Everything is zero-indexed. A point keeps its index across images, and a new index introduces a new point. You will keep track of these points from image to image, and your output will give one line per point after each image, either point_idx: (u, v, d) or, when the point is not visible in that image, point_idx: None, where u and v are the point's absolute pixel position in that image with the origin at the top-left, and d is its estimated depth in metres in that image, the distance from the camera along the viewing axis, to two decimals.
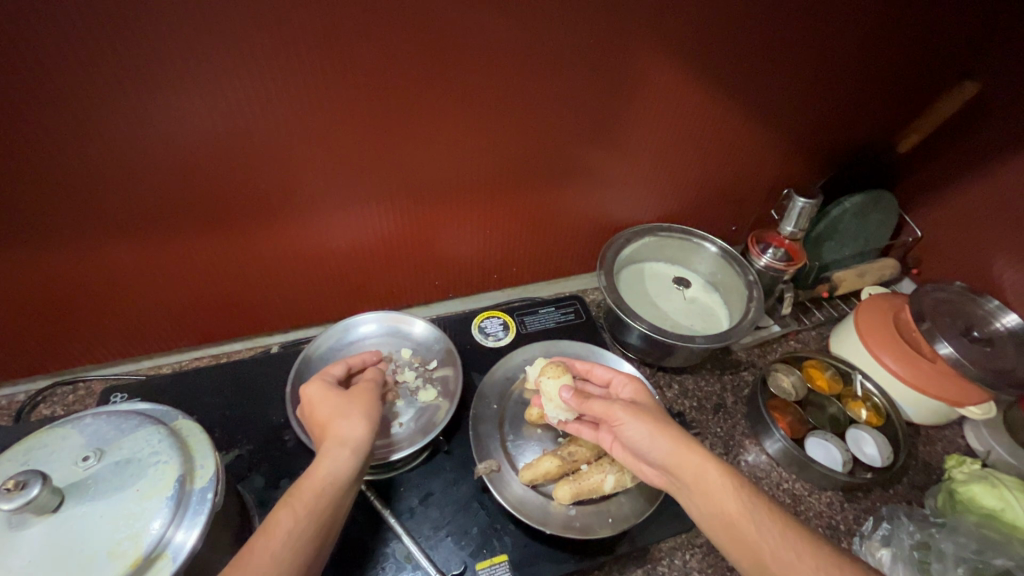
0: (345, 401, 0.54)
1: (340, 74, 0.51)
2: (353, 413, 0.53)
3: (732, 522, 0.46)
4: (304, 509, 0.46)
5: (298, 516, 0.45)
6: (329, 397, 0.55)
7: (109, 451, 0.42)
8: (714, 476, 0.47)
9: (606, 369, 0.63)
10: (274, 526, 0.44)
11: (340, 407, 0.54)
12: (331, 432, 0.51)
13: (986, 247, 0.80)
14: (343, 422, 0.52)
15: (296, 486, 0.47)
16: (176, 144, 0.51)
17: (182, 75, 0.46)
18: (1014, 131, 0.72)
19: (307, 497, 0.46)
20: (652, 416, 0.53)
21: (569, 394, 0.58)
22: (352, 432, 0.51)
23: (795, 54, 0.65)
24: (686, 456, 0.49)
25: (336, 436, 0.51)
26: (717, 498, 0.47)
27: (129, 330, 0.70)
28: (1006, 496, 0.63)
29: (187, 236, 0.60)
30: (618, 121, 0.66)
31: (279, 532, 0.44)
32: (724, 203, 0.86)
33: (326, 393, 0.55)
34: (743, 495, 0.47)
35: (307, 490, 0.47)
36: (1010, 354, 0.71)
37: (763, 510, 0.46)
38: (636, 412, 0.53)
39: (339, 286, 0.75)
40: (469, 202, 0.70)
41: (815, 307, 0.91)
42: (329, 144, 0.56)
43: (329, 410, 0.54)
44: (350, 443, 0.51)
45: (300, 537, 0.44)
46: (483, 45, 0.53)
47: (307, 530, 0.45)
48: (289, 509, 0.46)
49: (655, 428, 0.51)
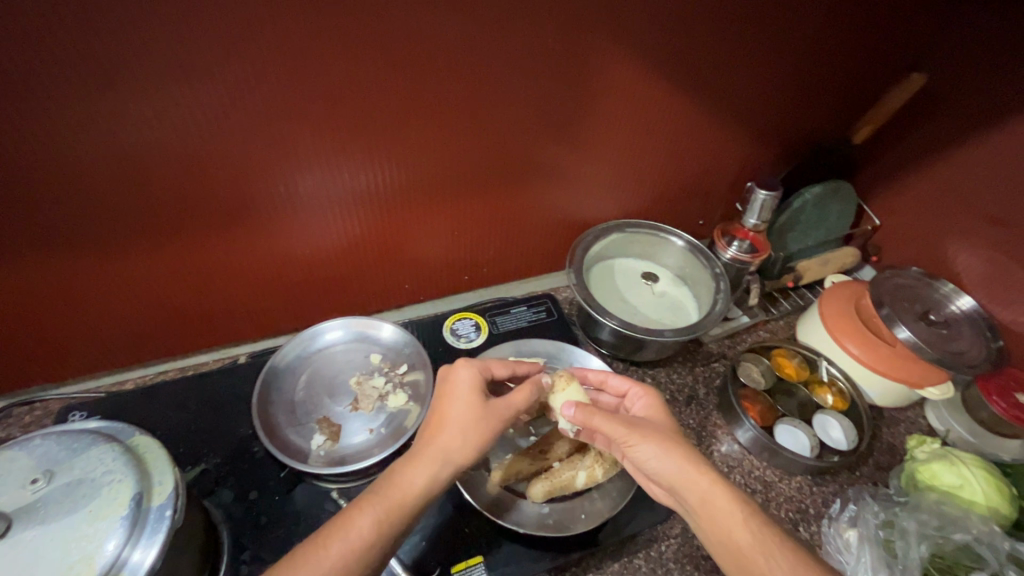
0: (474, 412, 0.52)
1: (295, 78, 0.50)
2: (472, 431, 0.51)
3: (741, 550, 0.45)
4: (387, 517, 0.46)
5: (375, 519, 0.45)
6: (465, 395, 0.53)
7: (60, 472, 0.41)
8: (724, 502, 0.47)
9: (621, 380, 0.63)
10: (352, 528, 0.45)
11: (468, 414, 0.52)
12: (438, 439, 0.51)
13: (939, 233, 0.83)
14: (455, 434, 0.51)
15: (387, 487, 0.48)
16: (125, 152, 0.50)
17: (127, 81, 0.45)
18: (962, 121, 0.75)
19: (390, 507, 0.46)
20: (664, 436, 0.52)
21: (571, 410, 0.56)
22: (459, 448, 0.50)
23: (752, 50, 0.66)
24: (695, 479, 0.49)
25: (440, 449, 0.50)
26: (725, 525, 0.46)
27: (86, 347, 0.67)
28: (965, 472, 0.65)
29: (142, 247, 0.59)
30: (580, 120, 0.66)
31: (354, 537, 0.44)
32: (690, 197, 0.88)
33: (463, 391, 0.54)
34: (753, 524, 0.46)
35: (393, 500, 0.47)
36: (965, 335, 0.74)
37: (774, 536, 0.46)
38: (646, 436, 0.52)
39: (306, 292, 0.74)
40: (435, 206, 0.70)
41: (782, 296, 0.93)
42: (287, 149, 0.56)
43: (457, 412, 0.52)
44: (453, 461, 0.50)
45: (370, 547, 0.44)
46: (441, 49, 0.53)
47: (381, 541, 0.45)
48: (369, 510, 0.46)
49: (666, 450, 0.51)
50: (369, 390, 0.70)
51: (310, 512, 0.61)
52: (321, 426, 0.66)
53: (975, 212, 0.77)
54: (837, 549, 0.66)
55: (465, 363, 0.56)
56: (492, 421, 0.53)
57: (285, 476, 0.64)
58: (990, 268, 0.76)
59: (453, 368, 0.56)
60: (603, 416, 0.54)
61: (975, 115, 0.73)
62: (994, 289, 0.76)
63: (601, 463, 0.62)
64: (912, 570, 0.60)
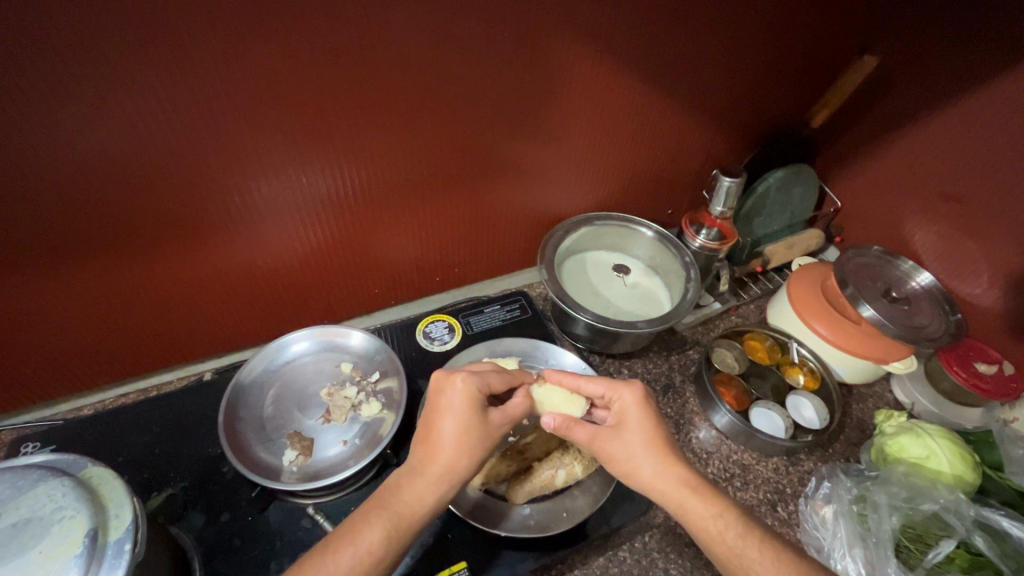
0: (468, 428, 0.50)
1: (240, 83, 0.48)
2: (469, 447, 0.50)
3: (719, 555, 0.47)
4: (394, 528, 0.46)
5: (384, 533, 0.45)
6: (461, 407, 0.51)
7: (5, 513, 0.39)
8: (699, 510, 0.49)
9: (596, 383, 0.58)
10: (361, 541, 0.44)
11: (466, 429, 0.50)
12: (438, 454, 0.49)
13: (897, 213, 0.85)
14: (450, 449, 0.49)
15: (393, 498, 0.47)
16: (58, 170, 0.47)
17: (55, 95, 0.42)
18: (914, 103, 0.77)
19: (399, 519, 0.46)
20: (629, 451, 0.52)
21: (552, 420, 0.54)
22: (457, 462, 0.49)
23: (709, 41, 0.67)
24: (671, 488, 0.50)
25: (443, 463, 0.49)
26: (703, 534, 0.48)
27: (35, 376, 0.63)
28: (930, 444, 0.67)
29: (89, 268, 0.56)
30: (543, 116, 0.66)
31: (363, 551, 0.44)
32: (657, 188, 0.88)
33: (460, 404, 0.51)
34: (731, 524, 0.48)
35: (401, 512, 0.47)
36: (926, 310, 0.76)
37: (745, 538, 0.47)
38: (612, 456, 0.53)
39: (271, 303, 0.72)
40: (399, 208, 0.68)
41: (751, 281, 0.94)
42: (239, 158, 0.53)
43: (451, 428, 0.50)
44: (438, 480, 0.48)
45: (378, 561, 0.44)
46: (395, 50, 0.51)
47: (390, 554, 0.45)
48: (379, 524, 0.45)
49: (633, 468, 0.52)
50: (342, 401, 0.68)
51: (287, 530, 0.59)
52: (292, 441, 0.64)
53: (930, 190, 0.79)
54: (814, 526, 0.67)
55: (458, 375, 0.52)
56: (488, 434, 0.51)
57: (258, 495, 0.62)
58: (946, 244, 0.79)
59: (450, 379, 0.53)
60: (581, 427, 0.54)
61: (927, 96, 0.75)
62: (950, 263, 0.79)
63: (581, 460, 0.63)
64: (885, 542, 0.61)
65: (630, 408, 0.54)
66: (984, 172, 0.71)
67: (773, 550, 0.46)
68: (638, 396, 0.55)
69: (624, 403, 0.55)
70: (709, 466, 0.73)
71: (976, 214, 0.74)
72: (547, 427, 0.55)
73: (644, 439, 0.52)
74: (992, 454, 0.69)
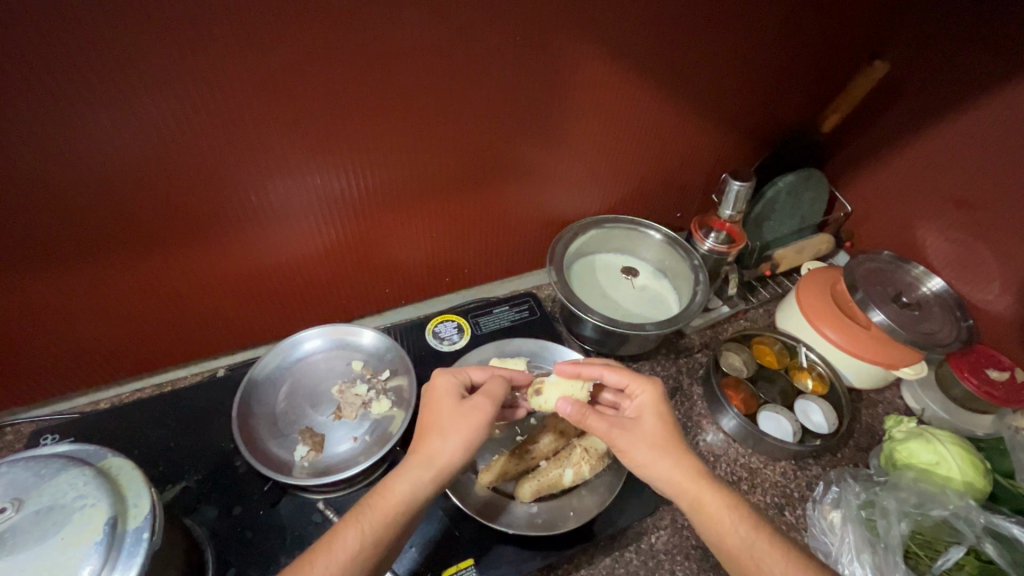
0: (465, 426, 0.51)
1: (257, 84, 0.49)
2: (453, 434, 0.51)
3: (730, 550, 0.48)
4: (371, 528, 0.46)
5: (361, 536, 0.46)
6: (443, 396, 0.54)
7: (29, 499, 0.40)
8: (712, 504, 0.49)
9: (616, 374, 0.59)
10: (341, 545, 0.45)
11: (460, 430, 0.51)
12: (421, 445, 0.51)
13: (908, 218, 0.85)
14: (444, 448, 0.50)
15: (372, 498, 0.48)
16: (82, 168, 0.48)
17: (79, 95, 0.43)
18: (926, 107, 0.77)
19: (374, 521, 0.46)
20: (647, 444, 0.53)
21: (569, 406, 0.55)
22: (442, 453, 0.50)
23: (720, 44, 0.67)
24: (687, 482, 0.50)
25: (423, 456, 0.50)
26: (715, 530, 0.48)
27: (55, 369, 0.65)
28: (940, 450, 0.67)
29: (110, 263, 0.57)
30: (553, 118, 0.67)
31: (340, 552, 0.45)
32: (667, 190, 0.89)
33: (446, 396, 0.54)
34: (747, 527, 0.48)
35: (377, 514, 0.47)
36: (936, 315, 0.76)
37: (756, 532, 0.48)
38: (628, 447, 0.53)
39: (285, 301, 0.73)
40: (410, 208, 0.69)
41: (761, 285, 0.94)
42: (257, 157, 0.55)
43: (438, 414, 0.52)
44: (447, 478, 0.49)
45: (355, 561, 0.45)
46: (409, 53, 0.52)
47: (368, 554, 0.45)
48: (355, 527, 0.46)
49: (645, 461, 0.52)
50: (352, 398, 0.69)
51: (297, 525, 0.60)
52: (304, 437, 0.65)
53: (941, 195, 0.79)
54: (821, 530, 0.67)
55: (439, 374, 0.56)
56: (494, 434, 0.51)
57: (269, 489, 0.63)
58: (957, 249, 0.78)
59: (433, 381, 0.56)
60: (596, 416, 0.55)
61: (939, 99, 0.75)
62: (963, 269, 0.78)
63: (588, 460, 0.63)
64: (894, 548, 0.61)
65: (649, 404, 0.56)
66: (996, 177, 0.71)
67: (784, 549, 0.47)
68: (657, 393, 0.56)
69: (642, 399, 0.56)
70: (717, 468, 0.73)
71: (989, 219, 0.73)
72: (566, 414, 0.55)
73: (659, 433, 0.54)
74: (1003, 463, 0.69)
